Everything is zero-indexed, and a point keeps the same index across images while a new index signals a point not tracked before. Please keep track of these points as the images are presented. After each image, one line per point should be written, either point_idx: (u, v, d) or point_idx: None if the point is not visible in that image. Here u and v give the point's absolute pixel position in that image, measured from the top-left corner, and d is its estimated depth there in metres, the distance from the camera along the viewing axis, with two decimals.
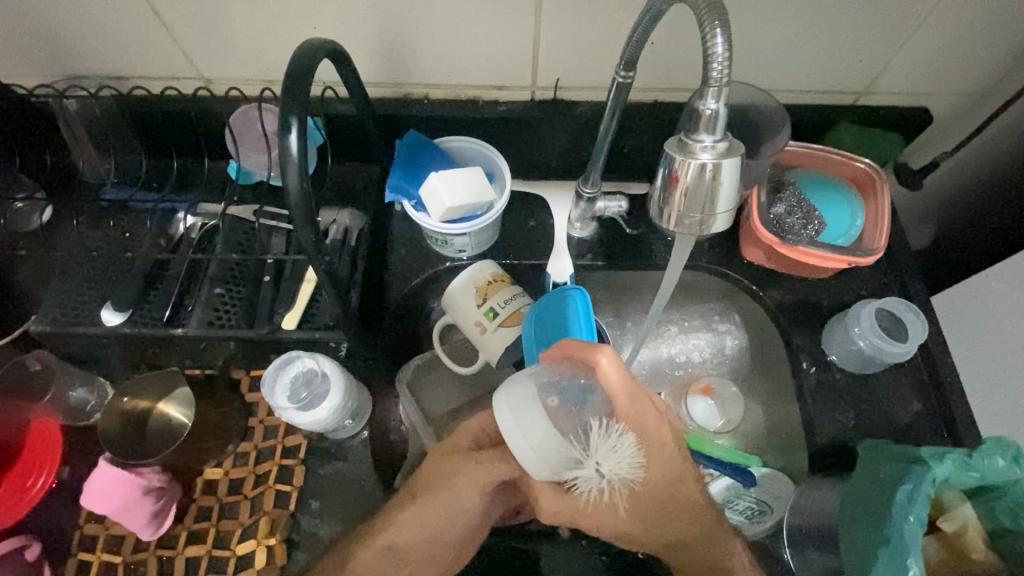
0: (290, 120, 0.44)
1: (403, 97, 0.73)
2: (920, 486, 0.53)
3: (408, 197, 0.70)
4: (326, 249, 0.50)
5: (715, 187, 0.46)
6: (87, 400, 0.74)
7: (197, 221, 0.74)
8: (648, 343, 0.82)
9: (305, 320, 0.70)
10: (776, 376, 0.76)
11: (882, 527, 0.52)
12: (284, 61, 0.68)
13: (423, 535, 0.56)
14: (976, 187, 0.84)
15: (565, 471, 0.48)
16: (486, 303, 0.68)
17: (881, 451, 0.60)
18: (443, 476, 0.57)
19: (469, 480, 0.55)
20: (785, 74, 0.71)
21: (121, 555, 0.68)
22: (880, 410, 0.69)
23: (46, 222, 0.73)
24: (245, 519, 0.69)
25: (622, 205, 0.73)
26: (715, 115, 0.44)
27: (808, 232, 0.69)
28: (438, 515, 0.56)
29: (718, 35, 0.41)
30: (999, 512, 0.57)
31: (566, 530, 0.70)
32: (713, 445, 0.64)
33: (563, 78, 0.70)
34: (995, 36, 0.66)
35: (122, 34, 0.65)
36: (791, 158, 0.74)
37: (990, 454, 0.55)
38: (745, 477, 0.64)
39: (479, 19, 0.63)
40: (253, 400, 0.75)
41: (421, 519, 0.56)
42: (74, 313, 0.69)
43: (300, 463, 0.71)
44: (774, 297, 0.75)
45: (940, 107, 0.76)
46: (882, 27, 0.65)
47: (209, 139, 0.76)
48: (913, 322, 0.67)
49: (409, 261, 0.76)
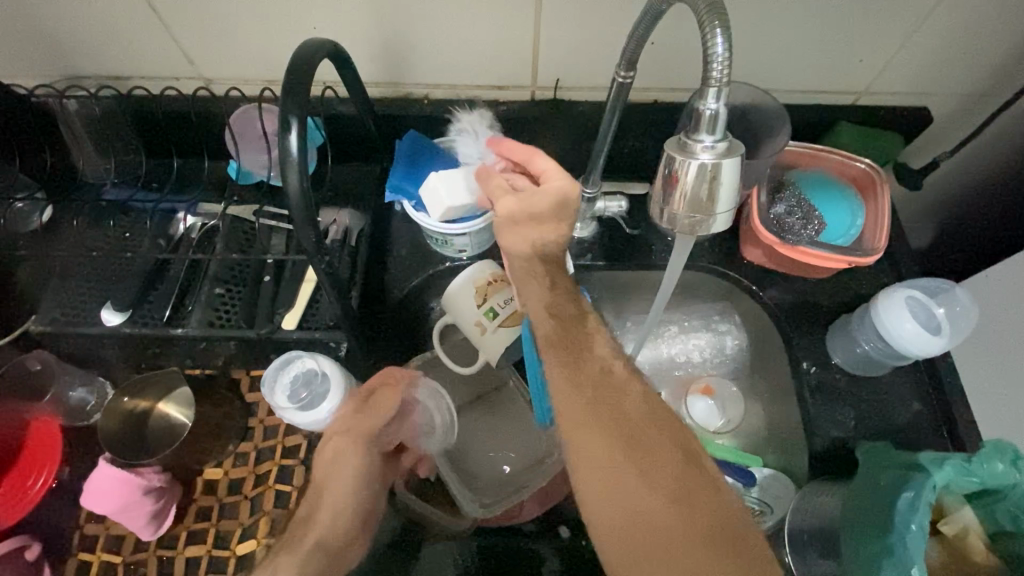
0: (290, 121, 0.44)
1: (403, 97, 0.73)
2: (921, 494, 0.53)
3: (407, 197, 0.69)
4: (326, 249, 0.50)
5: (715, 187, 0.46)
6: (87, 400, 0.75)
7: (197, 220, 0.74)
8: (648, 343, 0.83)
9: (305, 320, 0.70)
10: (776, 376, 0.77)
11: (884, 537, 0.52)
12: (284, 61, 0.68)
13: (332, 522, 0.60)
14: (974, 186, 0.84)
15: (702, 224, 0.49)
16: (486, 303, 0.67)
17: (884, 460, 0.60)
18: (328, 464, 0.63)
19: (345, 461, 0.62)
20: (784, 76, 0.71)
21: (121, 555, 0.69)
22: (879, 410, 0.69)
23: (46, 222, 0.73)
24: (245, 519, 0.70)
25: (622, 205, 0.73)
26: (715, 115, 0.44)
27: (808, 232, 0.68)
28: (343, 493, 0.61)
29: (718, 35, 0.41)
30: (999, 515, 0.57)
31: (566, 529, 0.70)
32: (715, 446, 0.69)
33: (563, 79, 0.70)
34: (994, 39, 0.67)
35: (121, 33, 0.64)
36: (791, 158, 0.74)
37: (989, 458, 0.56)
38: (744, 479, 0.67)
39: (478, 19, 0.63)
40: (253, 400, 0.75)
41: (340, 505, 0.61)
42: (74, 313, 0.69)
43: (300, 463, 0.71)
44: (774, 297, 0.75)
45: (940, 108, 0.76)
46: (882, 28, 0.65)
47: (209, 139, 0.76)
48: (930, 321, 0.66)
49: (408, 262, 0.76)
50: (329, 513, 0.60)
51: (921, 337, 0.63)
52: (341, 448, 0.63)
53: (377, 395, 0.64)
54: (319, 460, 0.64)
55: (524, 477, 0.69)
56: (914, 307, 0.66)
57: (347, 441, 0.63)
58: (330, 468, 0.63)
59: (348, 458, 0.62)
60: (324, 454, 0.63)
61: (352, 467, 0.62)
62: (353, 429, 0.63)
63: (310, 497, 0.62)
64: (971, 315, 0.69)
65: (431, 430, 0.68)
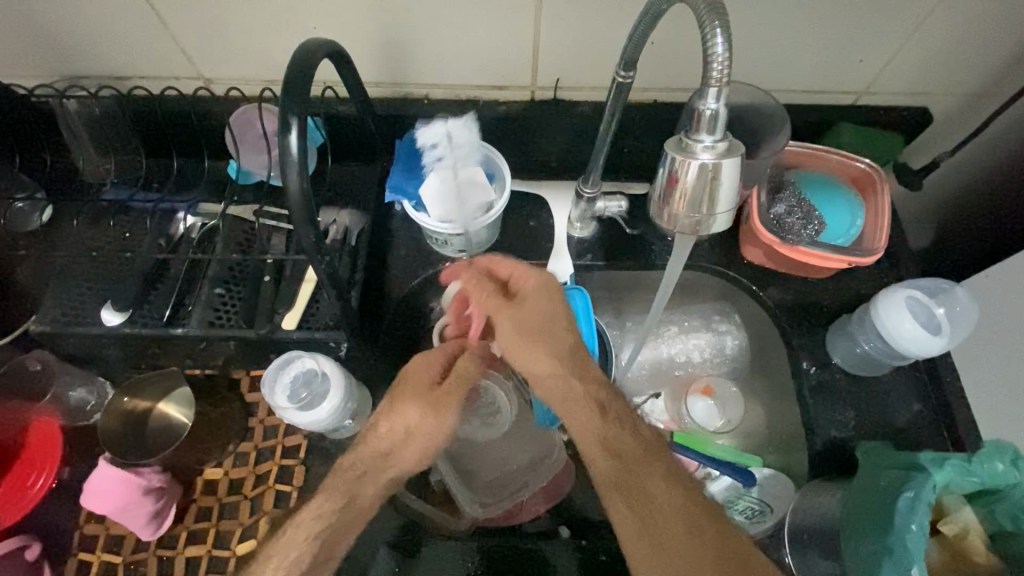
0: (290, 120, 0.44)
1: (403, 97, 0.73)
2: (921, 494, 0.53)
3: (407, 197, 0.68)
4: (326, 248, 0.50)
5: (715, 186, 0.46)
6: (87, 400, 0.74)
7: (197, 220, 0.73)
8: (648, 343, 0.83)
9: (305, 320, 0.70)
10: (776, 376, 0.77)
11: (885, 537, 0.52)
12: (285, 60, 0.68)
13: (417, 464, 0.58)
14: (975, 186, 0.85)
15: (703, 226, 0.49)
16: None
17: (884, 459, 0.60)
18: (428, 403, 0.59)
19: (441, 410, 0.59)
20: (784, 76, 0.71)
21: (121, 555, 0.69)
22: (879, 410, 0.69)
23: (46, 222, 0.73)
24: (245, 519, 0.70)
25: (622, 205, 0.74)
26: (715, 114, 0.44)
27: (808, 232, 0.68)
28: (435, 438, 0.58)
29: (718, 35, 0.41)
30: (1000, 515, 0.57)
31: (566, 530, 0.70)
32: (715, 447, 0.70)
33: (563, 79, 0.70)
34: (994, 39, 0.67)
35: (122, 33, 0.64)
36: (791, 158, 0.74)
37: (989, 458, 0.56)
38: (744, 478, 0.66)
39: (478, 19, 0.63)
40: (253, 400, 0.75)
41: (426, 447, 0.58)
42: (74, 313, 0.69)
43: (300, 463, 0.71)
44: (774, 297, 0.75)
45: (940, 108, 0.76)
46: (882, 28, 0.65)
47: (210, 139, 0.76)
48: (930, 322, 0.66)
49: (408, 262, 0.76)
50: (414, 457, 0.58)
51: (921, 336, 0.63)
52: (446, 398, 0.59)
53: (467, 358, 0.62)
54: (412, 394, 0.59)
55: (525, 475, 0.70)
56: (914, 306, 0.66)
57: (451, 396, 0.60)
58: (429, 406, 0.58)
59: (449, 407, 0.60)
60: (424, 392, 0.59)
61: (452, 419, 0.59)
62: (459, 390, 0.60)
63: (387, 424, 0.58)
64: (972, 315, 0.69)
65: (497, 417, 0.72)
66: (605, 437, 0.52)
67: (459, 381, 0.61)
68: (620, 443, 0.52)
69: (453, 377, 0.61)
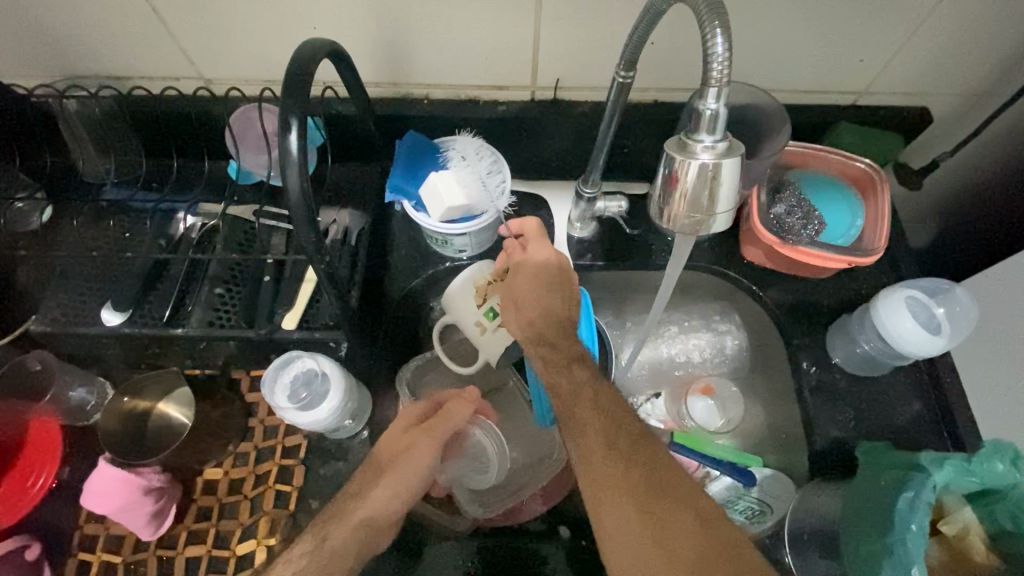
0: (290, 121, 0.44)
1: (403, 97, 0.73)
2: (921, 494, 0.53)
3: (407, 197, 0.69)
4: (326, 249, 0.50)
5: (716, 186, 0.46)
6: (87, 400, 0.74)
7: (197, 221, 0.73)
8: (648, 342, 0.83)
9: (305, 320, 0.70)
10: (776, 376, 0.77)
11: (885, 538, 0.52)
12: (285, 61, 0.68)
13: (390, 500, 0.60)
14: (975, 186, 0.84)
15: (706, 225, 0.49)
16: (486, 303, 0.68)
17: (883, 460, 0.60)
18: (397, 450, 0.62)
19: (412, 452, 0.62)
20: (784, 76, 0.71)
21: (121, 555, 0.69)
22: (879, 410, 0.69)
23: (46, 222, 0.73)
24: (245, 519, 0.70)
25: (622, 205, 0.73)
26: (715, 114, 0.44)
27: (808, 232, 0.68)
28: (406, 481, 0.61)
29: (718, 35, 0.41)
30: (999, 514, 0.57)
31: (566, 530, 0.70)
32: (714, 447, 0.70)
33: (563, 79, 0.70)
34: (995, 39, 0.66)
35: (121, 33, 0.64)
36: (791, 158, 0.74)
37: (989, 458, 0.56)
38: (744, 478, 0.67)
39: (476, 19, 0.63)
40: (253, 400, 0.75)
41: (397, 485, 0.60)
42: (74, 314, 0.69)
43: (300, 463, 0.70)
44: (774, 297, 0.75)
45: (940, 108, 0.76)
46: (882, 28, 0.65)
47: (209, 139, 0.76)
48: (930, 322, 0.66)
49: (408, 262, 0.76)
50: (384, 493, 0.59)
51: (922, 336, 0.63)
52: (418, 440, 0.63)
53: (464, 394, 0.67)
54: (384, 442, 0.63)
55: (526, 477, 0.71)
56: (914, 305, 0.66)
57: (428, 435, 0.63)
58: (395, 454, 0.62)
59: (421, 446, 0.63)
60: (397, 439, 0.63)
61: (427, 459, 0.62)
62: (434, 431, 0.64)
63: (363, 474, 0.61)
64: (972, 315, 0.69)
65: (486, 465, 0.70)
66: (606, 421, 0.52)
67: (437, 423, 0.65)
68: (626, 428, 0.52)
69: (437, 417, 0.65)
